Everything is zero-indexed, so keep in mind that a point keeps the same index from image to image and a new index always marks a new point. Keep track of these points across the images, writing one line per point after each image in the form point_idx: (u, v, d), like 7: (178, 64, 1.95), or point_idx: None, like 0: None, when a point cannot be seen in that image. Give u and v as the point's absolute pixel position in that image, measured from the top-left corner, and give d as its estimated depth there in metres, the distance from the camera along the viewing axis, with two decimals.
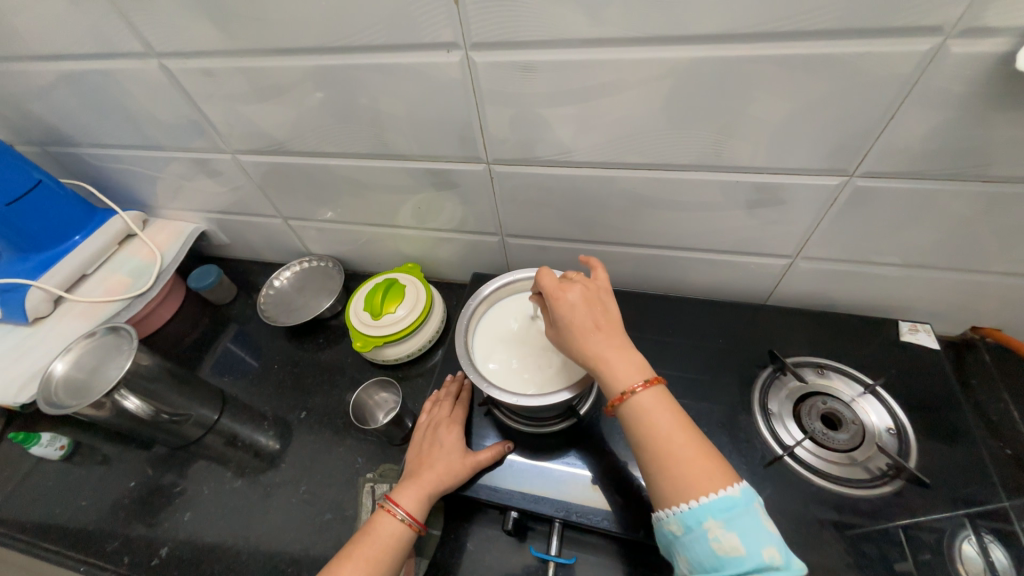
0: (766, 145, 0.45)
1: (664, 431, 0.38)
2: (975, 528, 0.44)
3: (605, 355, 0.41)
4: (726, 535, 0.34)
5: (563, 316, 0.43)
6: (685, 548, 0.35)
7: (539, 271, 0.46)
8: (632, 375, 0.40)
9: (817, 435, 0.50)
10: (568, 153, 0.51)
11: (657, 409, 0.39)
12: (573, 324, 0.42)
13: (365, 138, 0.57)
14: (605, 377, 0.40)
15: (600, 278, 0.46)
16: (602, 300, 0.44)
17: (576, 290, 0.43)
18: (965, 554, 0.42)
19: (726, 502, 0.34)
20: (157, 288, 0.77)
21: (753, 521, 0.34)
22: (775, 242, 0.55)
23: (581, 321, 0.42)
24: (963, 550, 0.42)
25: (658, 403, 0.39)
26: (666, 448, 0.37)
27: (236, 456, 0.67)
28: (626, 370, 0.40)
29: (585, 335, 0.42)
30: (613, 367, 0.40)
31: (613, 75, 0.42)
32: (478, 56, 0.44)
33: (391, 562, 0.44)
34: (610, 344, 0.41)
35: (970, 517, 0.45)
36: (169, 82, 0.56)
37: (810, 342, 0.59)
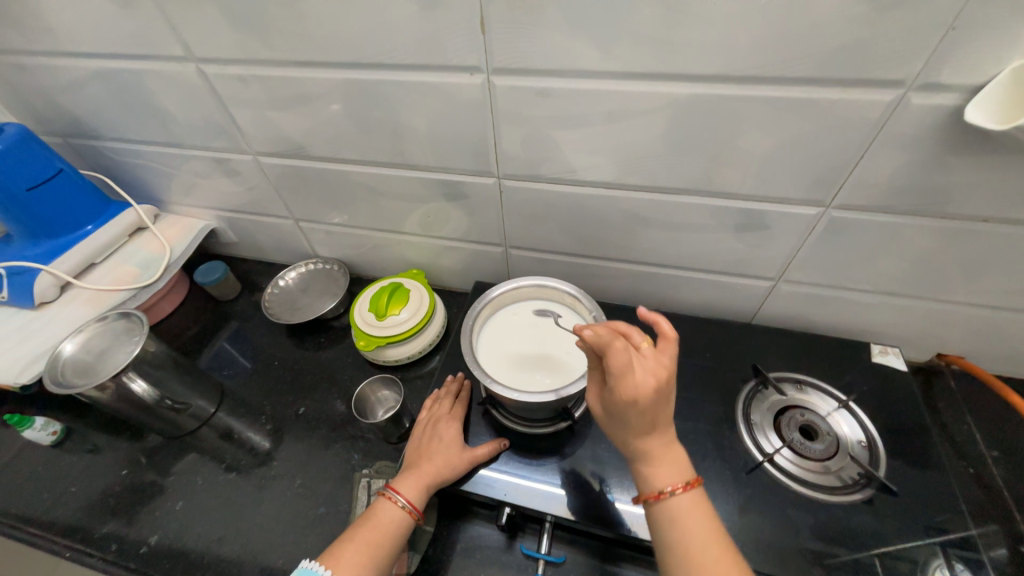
0: (752, 174, 0.49)
1: (696, 540, 0.39)
2: (947, 556, 0.46)
3: (652, 453, 0.41)
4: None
5: (630, 417, 0.40)
6: None
7: (614, 357, 0.39)
8: (674, 477, 0.41)
9: (795, 444, 0.53)
10: (574, 172, 0.55)
11: (690, 513, 0.40)
12: (631, 427, 0.41)
13: (384, 147, 0.61)
14: (645, 472, 0.42)
15: (671, 366, 0.41)
16: (666, 399, 0.40)
17: (650, 395, 0.39)
18: None
19: None
20: (164, 280, 0.78)
21: None
22: (760, 265, 0.59)
23: (640, 423, 0.41)
24: None
25: (695, 508, 0.40)
26: (697, 558, 0.38)
27: (231, 449, 0.68)
28: (668, 469, 0.41)
29: (639, 434, 0.41)
30: (657, 466, 0.41)
31: (619, 105, 0.47)
32: (498, 79, 0.48)
33: (391, 547, 0.45)
34: (660, 445, 0.42)
35: (943, 544, 0.47)
36: (203, 85, 0.60)
37: (790, 360, 0.62)
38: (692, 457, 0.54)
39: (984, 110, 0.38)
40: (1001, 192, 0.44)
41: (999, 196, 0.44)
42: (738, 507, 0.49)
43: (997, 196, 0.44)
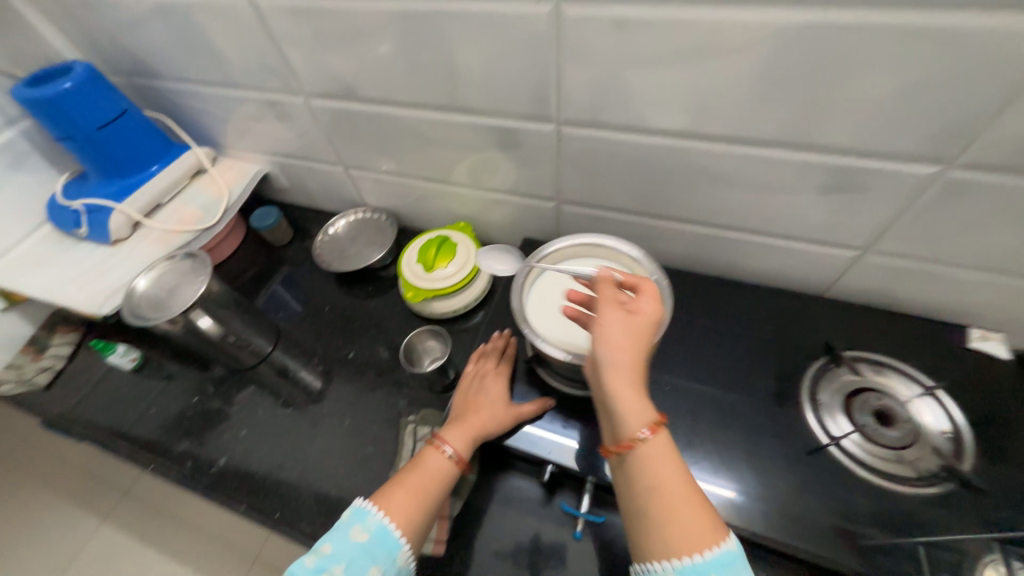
0: (857, 124, 0.42)
1: (666, 480, 0.37)
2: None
3: (629, 392, 0.39)
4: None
5: (624, 341, 0.40)
6: None
7: (602, 280, 0.45)
8: (645, 417, 0.38)
9: (866, 429, 0.48)
10: (642, 120, 0.50)
11: (659, 456, 0.37)
12: (625, 355, 0.40)
13: (437, 89, 0.57)
14: (620, 415, 0.39)
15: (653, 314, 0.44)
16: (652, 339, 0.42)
17: (649, 323, 0.41)
18: None
19: (722, 558, 0.34)
20: (223, 223, 0.81)
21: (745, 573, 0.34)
22: (847, 233, 0.53)
23: (630, 355, 0.40)
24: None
25: (665, 451, 0.38)
26: (665, 498, 0.36)
27: (286, 386, 0.71)
28: (642, 409, 0.39)
29: (628, 367, 0.40)
30: (632, 406, 0.39)
31: (705, 38, 0.41)
32: (567, 9, 0.43)
33: (437, 494, 0.47)
34: (636, 385, 0.40)
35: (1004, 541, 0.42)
36: (255, 19, 0.58)
37: (869, 340, 0.57)
38: (748, 433, 0.51)
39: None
40: None
41: None
42: (794, 487, 0.47)
43: None
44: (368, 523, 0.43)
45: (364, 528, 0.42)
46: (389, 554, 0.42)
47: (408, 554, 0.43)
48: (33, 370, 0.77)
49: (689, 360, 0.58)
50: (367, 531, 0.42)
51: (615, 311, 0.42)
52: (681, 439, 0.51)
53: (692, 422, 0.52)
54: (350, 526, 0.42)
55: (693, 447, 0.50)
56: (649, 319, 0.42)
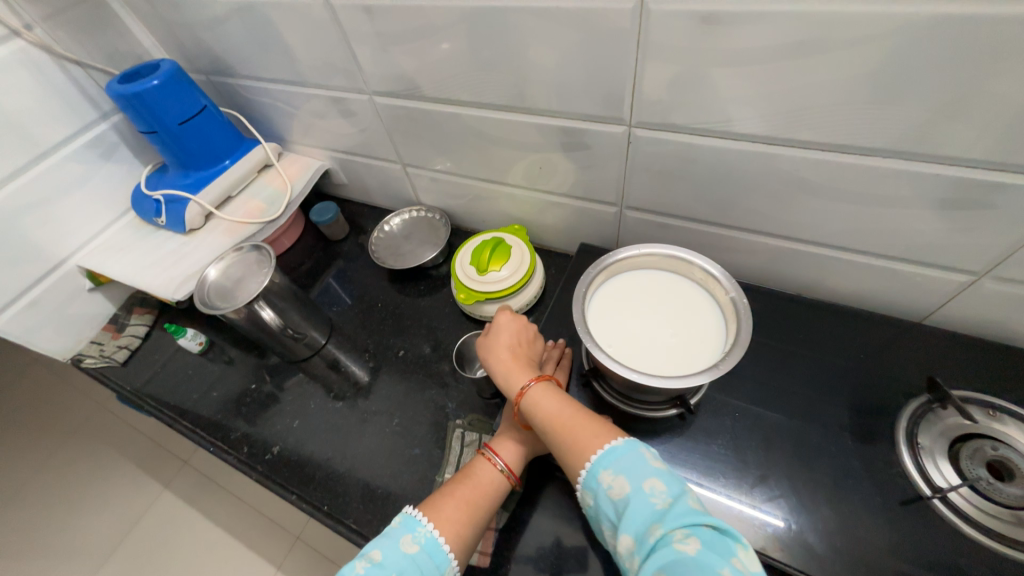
0: (995, 133, 0.37)
1: (553, 416, 0.46)
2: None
3: (510, 367, 0.51)
4: (615, 480, 0.40)
5: (499, 341, 0.53)
6: (599, 511, 0.41)
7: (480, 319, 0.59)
8: (525, 377, 0.49)
9: (979, 483, 0.42)
10: (727, 123, 0.46)
11: (544, 396, 0.47)
12: (500, 348, 0.53)
13: (504, 89, 0.55)
14: (507, 388, 0.50)
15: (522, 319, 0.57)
16: (525, 335, 0.55)
17: (509, 325, 0.55)
18: None
19: (613, 450, 0.41)
20: (285, 217, 0.83)
21: (637, 462, 0.40)
22: (961, 255, 0.46)
23: (505, 347, 0.53)
24: None
25: (547, 391, 0.48)
26: (560, 424, 0.45)
27: (338, 379, 0.73)
28: (519, 371, 0.50)
29: (504, 352, 0.52)
30: (511, 374, 0.50)
31: (814, 34, 0.36)
32: (655, 3, 0.40)
33: (488, 508, 0.45)
34: (515, 360, 0.51)
35: None
36: (329, 18, 0.59)
37: (980, 378, 0.50)
38: (830, 473, 0.46)
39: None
40: None
41: None
42: (887, 541, 0.42)
43: None
44: (419, 534, 0.41)
45: (415, 540, 0.41)
46: (438, 570, 0.41)
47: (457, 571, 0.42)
48: (114, 347, 0.82)
49: (762, 385, 0.53)
50: (416, 543, 0.41)
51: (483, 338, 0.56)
52: (752, 473, 0.47)
53: (764, 454, 0.48)
54: (400, 536, 0.41)
55: (766, 484, 0.46)
56: (508, 331, 0.54)
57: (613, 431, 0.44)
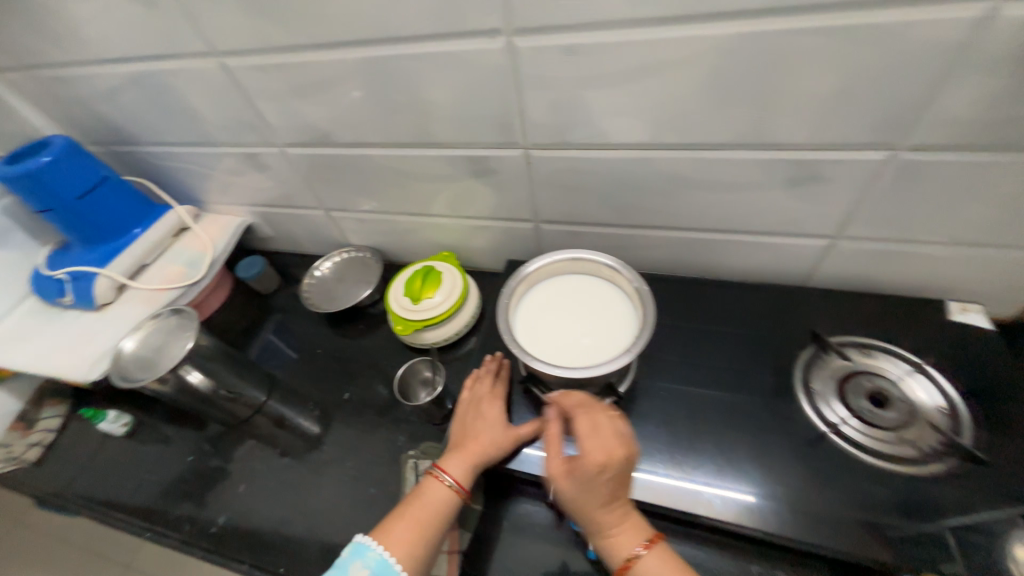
0: (809, 120, 0.45)
1: None
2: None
3: (613, 525, 0.45)
4: None
5: (584, 490, 0.45)
6: None
7: (548, 435, 0.49)
8: (632, 538, 0.45)
9: (864, 413, 0.48)
10: (606, 136, 0.52)
11: (657, 568, 0.43)
12: (587, 504, 0.45)
13: (408, 128, 0.59)
14: (608, 547, 0.45)
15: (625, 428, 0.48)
16: (600, 473, 0.44)
17: (601, 464, 0.44)
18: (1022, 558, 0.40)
19: None
20: (208, 278, 0.81)
21: None
22: (816, 223, 0.55)
23: (589, 499, 0.45)
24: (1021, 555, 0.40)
25: (662, 561, 0.43)
26: None
27: (283, 435, 0.70)
28: (629, 534, 0.45)
29: (602, 506, 0.45)
30: (618, 536, 0.45)
31: (653, 56, 0.43)
32: (521, 42, 0.45)
33: (438, 524, 0.47)
34: (618, 515, 0.46)
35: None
36: (228, 80, 0.60)
37: (854, 324, 0.58)
38: (747, 430, 0.51)
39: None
40: None
41: None
42: (801, 480, 0.47)
43: None
44: (368, 559, 0.44)
45: (364, 564, 0.44)
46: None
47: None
48: (24, 446, 0.74)
49: (682, 363, 0.58)
50: (366, 567, 0.44)
51: (552, 447, 0.48)
52: (682, 444, 0.51)
53: (691, 425, 0.52)
54: (350, 564, 0.44)
55: (695, 451, 0.50)
56: (593, 452, 0.45)
57: None
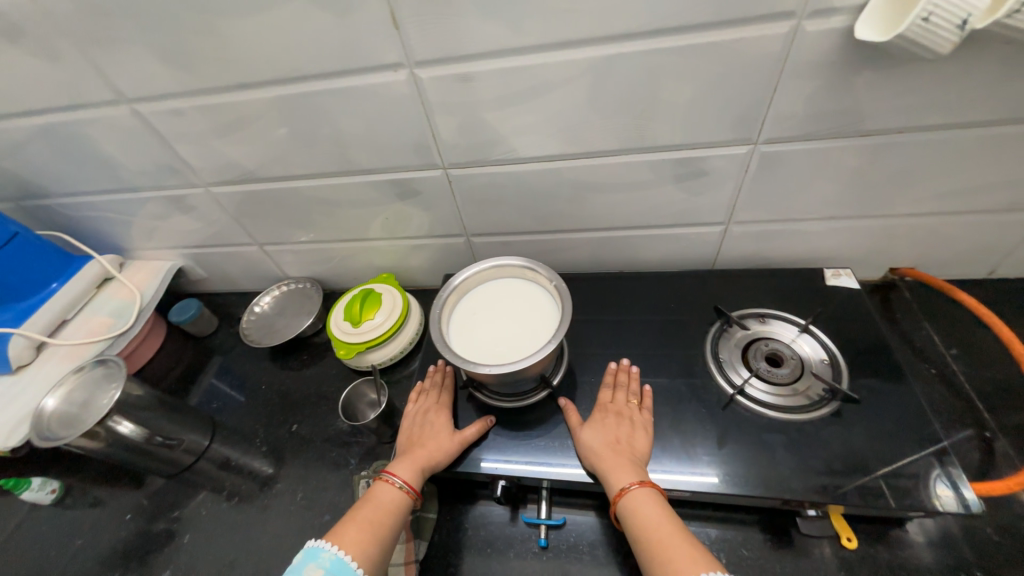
0: (681, 124, 0.51)
1: (654, 526, 0.43)
2: (942, 464, 0.46)
3: (611, 461, 0.49)
4: None
5: (591, 424, 0.53)
6: None
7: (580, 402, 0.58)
8: (629, 475, 0.47)
9: (763, 373, 0.55)
10: (514, 151, 0.57)
11: (649, 507, 0.45)
12: (593, 436, 0.51)
13: (329, 158, 0.62)
14: (606, 480, 0.48)
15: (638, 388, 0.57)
16: (631, 414, 0.53)
17: (616, 406, 0.54)
18: (944, 495, 0.44)
19: None
20: (138, 326, 0.78)
21: None
22: (707, 212, 0.62)
23: (596, 434, 0.51)
24: (943, 493, 0.45)
25: (652, 502, 0.45)
26: (653, 535, 0.43)
27: (228, 477, 0.68)
28: (626, 470, 0.48)
29: (604, 440, 0.51)
30: (614, 469, 0.48)
31: (540, 78, 0.49)
32: (423, 72, 0.50)
33: (392, 525, 0.48)
34: (623, 454, 0.49)
35: (936, 454, 0.47)
36: (142, 125, 0.61)
37: (753, 297, 0.65)
38: (669, 402, 0.56)
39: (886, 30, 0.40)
40: (907, 102, 0.46)
41: (908, 106, 0.47)
42: (717, 441, 0.51)
43: (905, 107, 0.47)
44: (322, 559, 0.43)
45: (318, 565, 0.43)
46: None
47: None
48: None
49: (609, 351, 0.63)
50: (321, 567, 0.43)
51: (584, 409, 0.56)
52: None
53: None
54: (303, 567, 0.43)
55: None
56: (609, 400, 0.55)
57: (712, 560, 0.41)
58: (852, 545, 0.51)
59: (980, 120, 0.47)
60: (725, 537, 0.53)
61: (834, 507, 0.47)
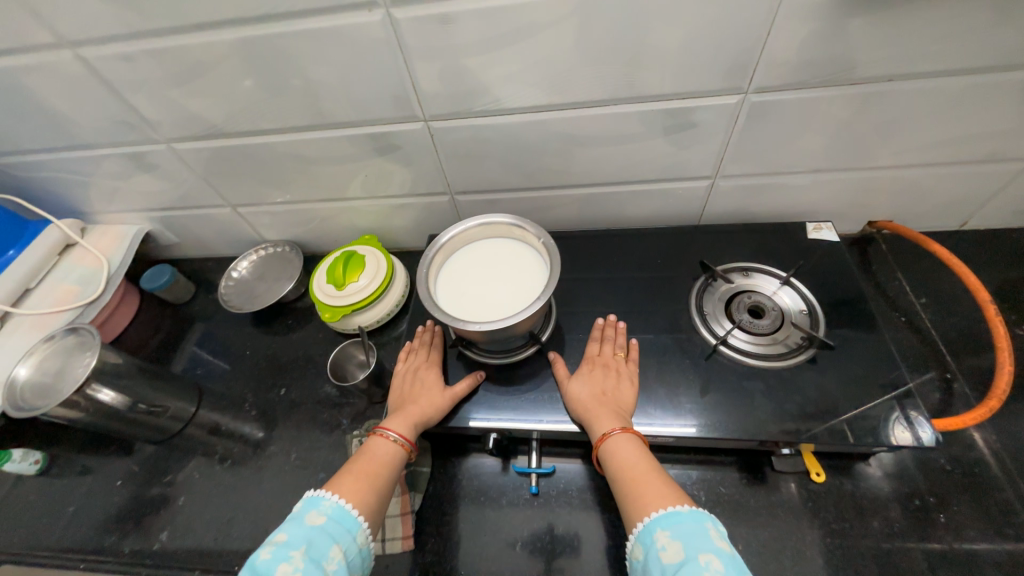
0: (671, 71, 0.50)
1: (632, 466, 0.46)
2: (903, 407, 0.49)
3: (595, 409, 0.51)
4: None
5: (578, 376, 0.54)
6: None
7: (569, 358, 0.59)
8: (612, 421, 0.49)
9: (745, 324, 0.57)
10: (498, 102, 0.55)
11: (628, 450, 0.47)
12: (580, 387, 0.53)
13: (302, 110, 0.58)
14: (589, 426, 0.50)
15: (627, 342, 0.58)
16: (617, 366, 0.55)
17: (603, 359, 0.55)
18: (900, 434, 0.47)
19: (672, 517, 0.40)
20: (109, 294, 0.75)
21: None
22: (695, 166, 0.61)
23: (582, 385, 0.53)
24: (900, 433, 0.47)
25: (632, 445, 0.47)
26: (630, 475, 0.45)
27: (219, 441, 0.68)
28: (609, 417, 0.50)
29: (589, 390, 0.52)
30: (597, 416, 0.50)
31: (526, 20, 0.46)
32: (398, 13, 0.46)
33: (388, 475, 0.49)
34: (607, 402, 0.51)
35: (897, 398, 0.50)
36: (89, 73, 0.55)
37: (737, 252, 0.66)
38: (655, 355, 0.57)
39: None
40: (900, 48, 0.45)
41: (899, 52, 0.46)
42: (700, 389, 0.54)
43: (897, 53, 0.46)
44: (325, 506, 0.44)
45: (320, 512, 0.43)
46: (349, 534, 0.43)
47: (367, 532, 0.45)
48: None
49: (596, 308, 0.64)
50: (324, 514, 0.43)
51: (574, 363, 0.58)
52: None
53: None
54: (305, 514, 0.43)
55: None
56: (597, 353, 0.57)
57: (681, 497, 0.42)
58: (820, 479, 0.55)
59: (969, 67, 0.47)
60: (706, 477, 0.57)
61: (806, 446, 0.50)
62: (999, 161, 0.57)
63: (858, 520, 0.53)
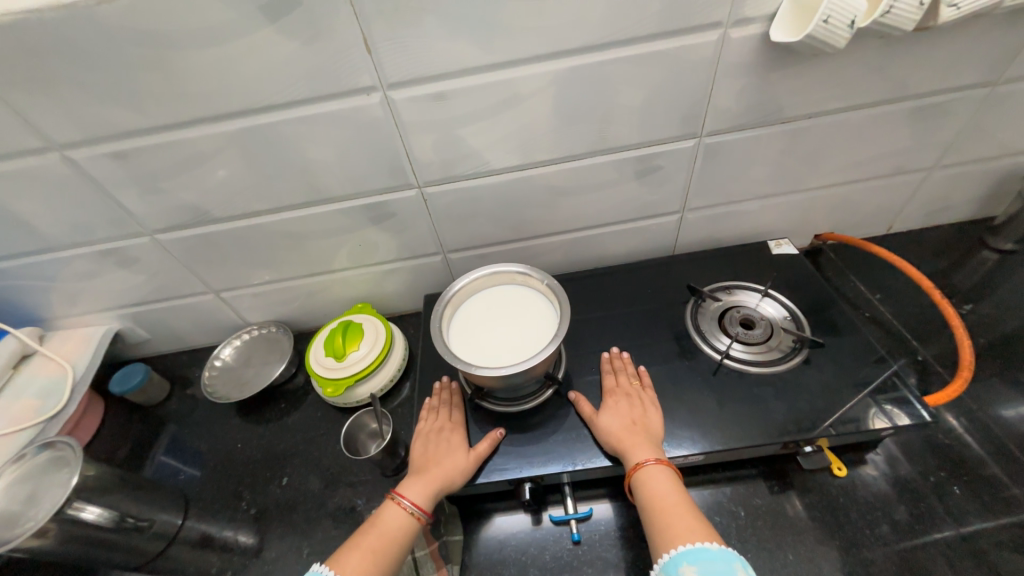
0: (636, 124, 0.57)
1: (664, 498, 0.46)
2: (877, 402, 0.54)
3: (628, 439, 0.51)
4: None
5: (606, 408, 0.55)
6: None
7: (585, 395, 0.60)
8: (648, 451, 0.50)
9: (741, 337, 0.62)
10: (487, 164, 0.60)
11: (661, 483, 0.47)
12: (611, 419, 0.53)
13: (298, 189, 0.60)
14: (625, 456, 0.50)
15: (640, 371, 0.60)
16: (640, 394, 0.56)
17: (625, 388, 0.57)
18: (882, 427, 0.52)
19: (700, 552, 0.40)
20: (73, 404, 0.69)
21: None
22: (666, 203, 0.68)
23: (613, 417, 0.54)
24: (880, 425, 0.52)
25: (665, 476, 0.47)
26: (662, 506, 0.45)
27: (214, 552, 0.61)
28: (644, 448, 0.50)
29: (619, 421, 0.53)
30: (632, 446, 0.50)
31: (510, 92, 0.52)
32: (395, 93, 0.51)
33: (396, 551, 0.46)
34: (639, 433, 0.52)
35: (870, 395, 0.55)
36: (75, 173, 0.55)
37: (715, 274, 0.72)
38: (667, 378, 0.60)
39: (795, 32, 0.48)
40: (814, 92, 0.56)
41: (814, 95, 0.56)
42: (717, 404, 0.56)
43: (813, 95, 0.56)
44: None
45: None
46: None
47: None
48: None
49: (601, 343, 0.66)
50: None
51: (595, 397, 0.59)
52: None
53: None
54: None
55: None
56: (616, 383, 0.58)
57: (711, 534, 0.42)
58: (843, 473, 0.58)
59: (867, 101, 0.58)
60: (738, 492, 0.58)
61: (823, 441, 0.53)
62: (906, 173, 0.69)
63: (886, 509, 0.55)
